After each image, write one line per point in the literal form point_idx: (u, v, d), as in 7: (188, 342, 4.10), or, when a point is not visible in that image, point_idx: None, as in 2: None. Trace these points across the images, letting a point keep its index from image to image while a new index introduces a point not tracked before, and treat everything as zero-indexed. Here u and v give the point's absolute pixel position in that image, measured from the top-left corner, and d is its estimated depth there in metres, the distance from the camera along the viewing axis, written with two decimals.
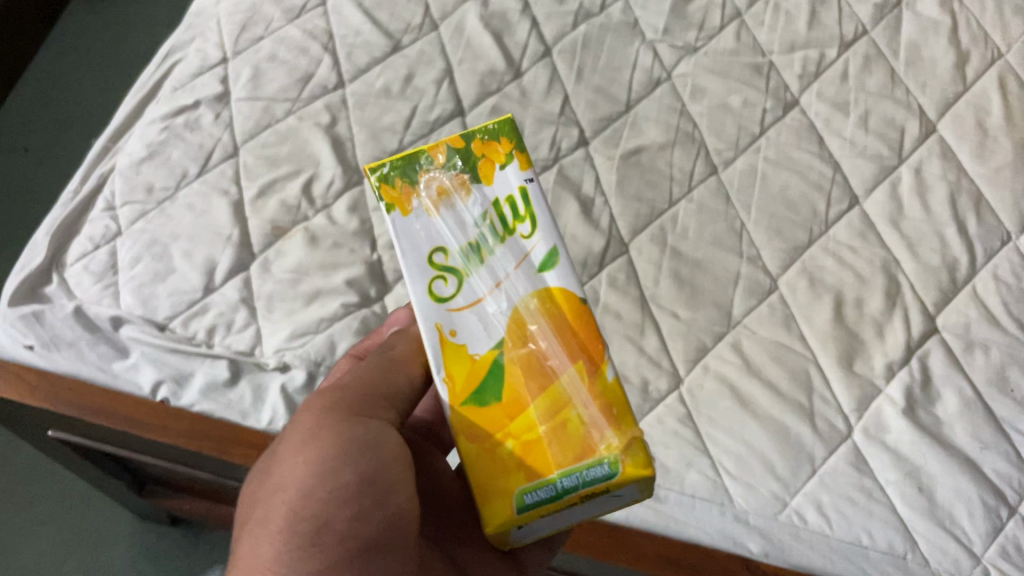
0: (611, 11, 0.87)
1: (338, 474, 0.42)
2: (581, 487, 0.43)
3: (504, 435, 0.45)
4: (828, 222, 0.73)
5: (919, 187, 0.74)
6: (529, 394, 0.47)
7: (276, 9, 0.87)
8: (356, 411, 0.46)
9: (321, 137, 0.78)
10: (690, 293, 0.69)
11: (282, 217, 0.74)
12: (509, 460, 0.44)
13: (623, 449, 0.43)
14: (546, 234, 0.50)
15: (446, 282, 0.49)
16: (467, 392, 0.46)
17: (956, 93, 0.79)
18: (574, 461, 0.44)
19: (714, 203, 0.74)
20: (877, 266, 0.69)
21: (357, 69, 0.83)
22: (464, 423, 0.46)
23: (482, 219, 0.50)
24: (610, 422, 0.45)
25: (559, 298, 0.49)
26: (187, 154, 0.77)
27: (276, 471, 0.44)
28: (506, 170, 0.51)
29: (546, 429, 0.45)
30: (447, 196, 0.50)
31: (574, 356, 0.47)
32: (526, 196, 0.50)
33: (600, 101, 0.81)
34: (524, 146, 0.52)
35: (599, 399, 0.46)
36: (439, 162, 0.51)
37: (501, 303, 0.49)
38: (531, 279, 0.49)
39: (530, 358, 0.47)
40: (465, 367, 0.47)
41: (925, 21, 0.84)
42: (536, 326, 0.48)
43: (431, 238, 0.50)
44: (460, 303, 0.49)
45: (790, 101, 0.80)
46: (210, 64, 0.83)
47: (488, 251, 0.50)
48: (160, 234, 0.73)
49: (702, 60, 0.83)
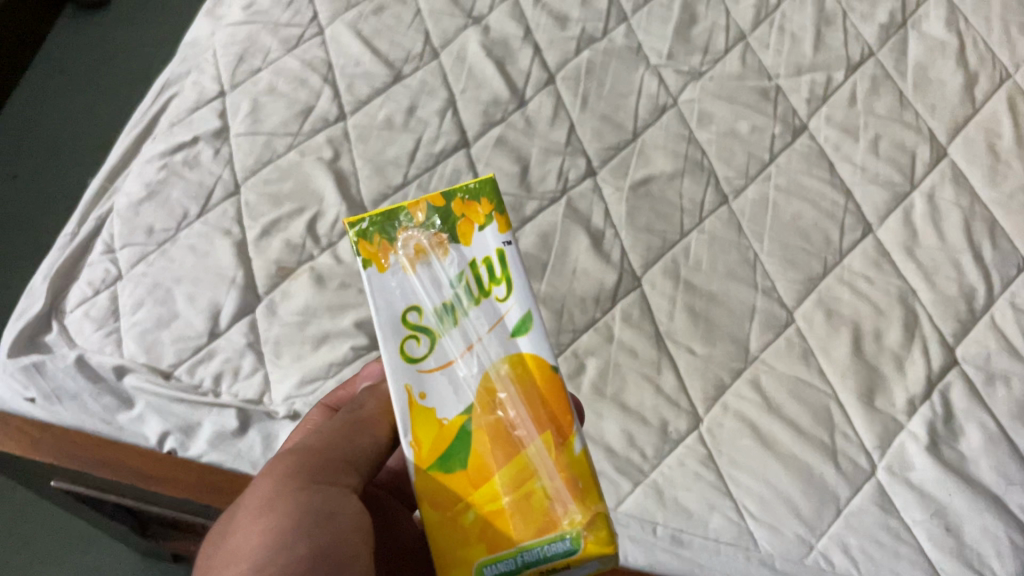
0: (614, 36, 0.86)
1: (291, 547, 0.38)
2: (541, 562, 0.42)
3: (468, 503, 0.44)
4: (843, 251, 0.72)
5: (933, 214, 0.73)
6: (495, 461, 0.45)
7: (272, 39, 0.85)
8: (317, 479, 0.43)
9: (324, 173, 0.76)
10: (706, 328, 0.68)
11: (287, 256, 0.72)
12: (471, 531, 0.43)
13: (585, 524, 0.43)
14: (520, 298, 0.48)
15: (418, 342, 0.48)
16: (433, 457, 0.45)
17: (966, 116, 0.78)
18: (536, 534, 0.43)
19: (726, 233, 0.73)
20: (894, 297, 0.69)
21: (358, 100, 0.81)
22: (428, 490, 0.44)
23: (458, 280, 0.49)
24: (574, 496, 0.44)
25: (530, 365, 0.47)
26: (187, 194, 0.75)
27: (227, 545, 0.39)
28: (484, 232, 0.49)
29: (510, 500, 0.44)
30: (424, 254, 0.49)
31: (542, 427, 0.46)
32: (504, 259, 0.49)
33: (607, 129, 0.80)
34: (505, 208, 0.50)
35: (565, 472, 0.45)
36: (418, 220, 0.49)
37: (473, 366, 0.47)
38: (503, 343, 0.48)
39: (498, 426, 0.46)
40: (432, 431, 0.46)
41: (931, 42, 0.83)
42: (506, 394, 0.47)
43: (406, 297, 0.48)
44: (431, 364, 0.47)
45: (798, 126, 0.79)
46: (207, 97, 0.81)
47: (462, 313, 0.48)
48: (163, 276, 0.71)
49: (708, 85, 0.82)
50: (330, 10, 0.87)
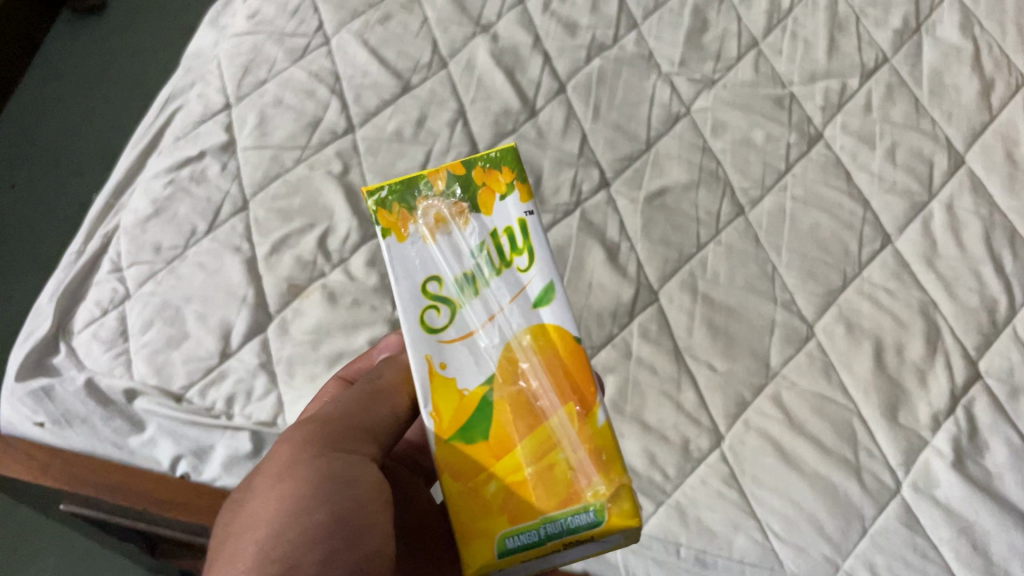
0: (625, 43, 0.85)
1: (310, 513, 0.39)
2: (565, 533, 0.43)
3: (491, 473, 0.45)
4: (862, 263, 0.71)
5: (952, 223, 0.72)
6: (517, 432, 0.46)
7: (278, 50, 0.84)
8: (336, 447, 0.44)
9: (334, 188, 0.75)
10: (726, 343, 0.67)
11: (298, 273, 0.71)
12: (494, 503, 0.44)
13: (609, 497, 0.44)
14: (542, 268, 0.49)
15: (439, 312, 0.49)
16: (455, 428, 0.46)
17: (983, 123, 0.78)
18: (559, 506, 0.44)
19: (743, 245, 0.72)
20: (915, 309, 0.68)
21: (366, 112, 0.80)
22: (450, 460, 0.45)
23: (479, 250, 0.50)
24: (597, 469, 0.45)
25: (553, 336, 0.48)
26: (195, 210, 0.74)
27: (247, 508, 0.41)
28: (505, 202, 0.51)
29: (533, 472, 0.45)
30: (445, 223, 0.50)
31: (565, 398, 0.47)
32: (525, 229, 0.50)
33: (620, 139, 0.79)
34: (526, 177, 0.51)
35: (588, 445, 0.46)
36: (438, 188, 0.51)
37: (493, 336, 0.48)
38: (525, 313, 0.49)
39: (520, 397, 0.47)
40: (453, 402, 0.47)
41: (946, 47, 0.82)
42: (528, 365, 0.48)
43: (426, 266, 0.50)
44: (452, 334, 0.48)
45: (814, 134, 0.78)
46: (213, 110, 0.80)
47: (483, 283, 0.49)
48: (172, 295, 0.70)
49: (722, 93, 0.81)
50: (336, 19, 0.86)
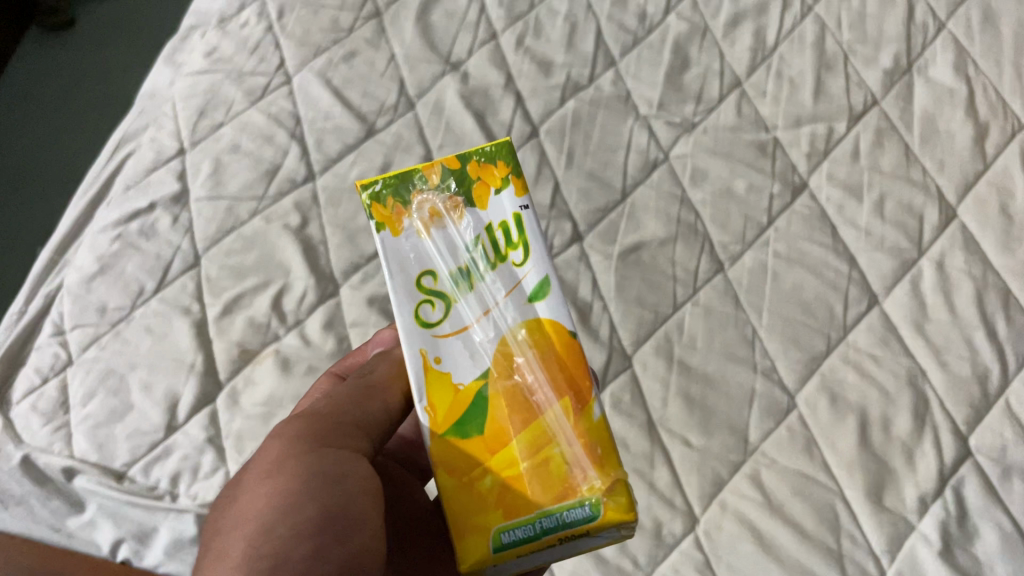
0: (601, 83, 0.80)
1: (298, 511, 0.40)
2: (561, 528, 0.43)
3: (486, 468, 0.45)
4: (847, 326, 0.67)
5: (943, 284, 0.68)
6: (512, 426, 0.46)
7: (236, 90, 0.80)
8: (325, 441, 0.45)
9: (290, 242, 0.71)
10: (703, 417, 0.64)
11: (250, 337, 0.67)
12: (489, 497, 0.44)
13: (606, 491, 0.43)
14: (538, 263, 0.49)
15: (433, 307, 0.48)
16: (449, 422, 0.46)
17: (976, 172, 0.73)
18: (555, 501, 0.43)
19: (723, 306, 0.68)
20: (903, 380, 0.64)
21: (328, 158, 0.76)
22: (444, 455, 0.45)
23: (474, 244, 0.50)
24: (593, 462, 0.45)
25: (548, 329, 0.48)
26: (143, 267, 0.70)
27: (237, 506, 0.42)
28: (501, 195, 0.50)
29: (529, 466, 0.45)
30: (439, 218, 0.50)
31: (560, 393, 0.47)
32: (520, 223, 0.50)
33: (595, 189, 0.75)
34: (521, 171, 0.51)
35: (584, 438, 0.45)
36: (432, 182, 0.51)
37: (489, 331, 0.48)
38: (520, 308, 0.49)
39: (515, 391, 0.47)
40: (448, 396, 0.46)
41: (939, 89, 0.78)
42: (523, 359, 0.47)
43: (421, 261, 0.49)
44: (447, 329, 0.48)
45: (798, 184, 0.74)
46: (166, 157, 0.76)
47: (478, 277, 0.49)
48: (116, 362, 0.66)
49: (702, 139, 0.76)
50: (299, 56, 0.82)
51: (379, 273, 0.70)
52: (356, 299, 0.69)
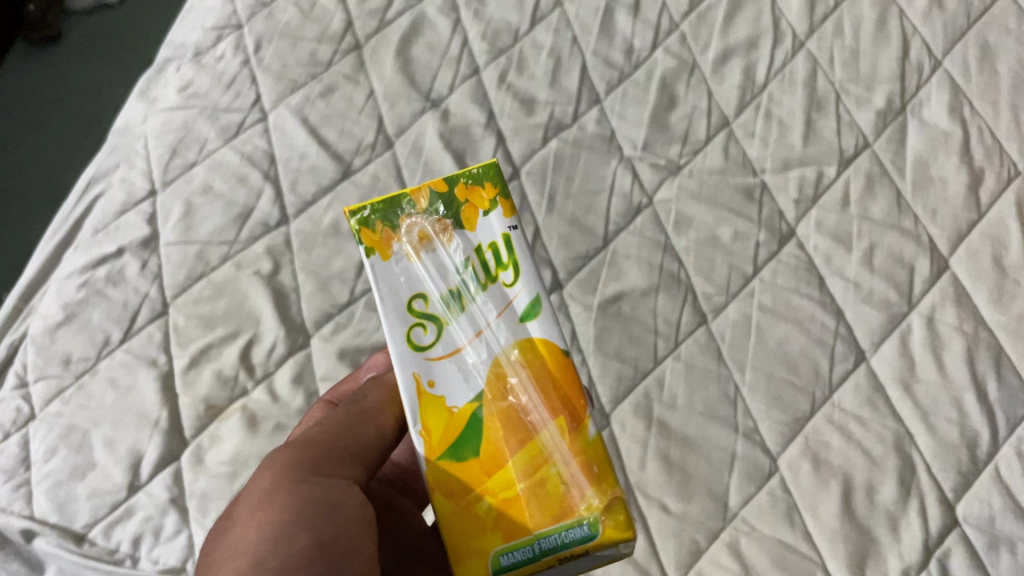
0: (585, 121, 0.78)
1: (292, 540, 0.40)
2: (561, 548, 0.44)
3: (481, 491, 0.46)
4: (832, 385, 0.65)
5: (932, 341, 0.66)
6: (508, 448, 0.47)
7: (210, 127, 0.77)
8: (317, 472, 0.46)
9: (260, 291, 0.69)
10: (681, 481, 0.62)
11: (216, 392, 0.66)
12: (487, 519, 0.45)
13: (604, 509, 0.45)
14: (528, 282, 0.51)
15: (425, 330, 0.50)
16: (443, 446, 0.47)
17: (970, 222, 0.71)
18: (553, 521, 0.45)
19: (705, 361, 0.66)
20: (889, 444, 0.62)
21: (302, 200, 0.74)
22: (440, 478, 0.46)
23: (464, 266, 0.51)
24: (589, 481, 0.46)
25: (541, 349, 0.50)
26: (109, 316, 0.68)
27: (228, 540, 0.42)
28: (489, 217, 0.52)
29: (526, 487, 0.46)
30: (429, 241, 0.52)
31: (555, 412, 0.48)
32: (509, 243, 0.52)
33: (576, 235, 0.72)
34: (508, 193, 0.53)
35: (580, 457, 0.47)
36: (421, 206, 0.52)
37: (481, 352, 0.50)
38: (512, 328, 0.50)
39: (509, 412, 0.48)
40: (442, 420, 0.48)
41: (933, 132, 0.75)
42: (517, 380, 0.49)
43: (412, 284, 0.51)
44: (440, 351, 0.50)
45: (785, 231, 0.72)
46: (136, 198, 0.74)
47: (469, 299, 0.51)
48: (79, 417, 0.64)
49: (687, 183, 0.74)
50: (275, 91, 0.80)
51: (351, 324, 0.68)
52: (327, 352, 0.67)
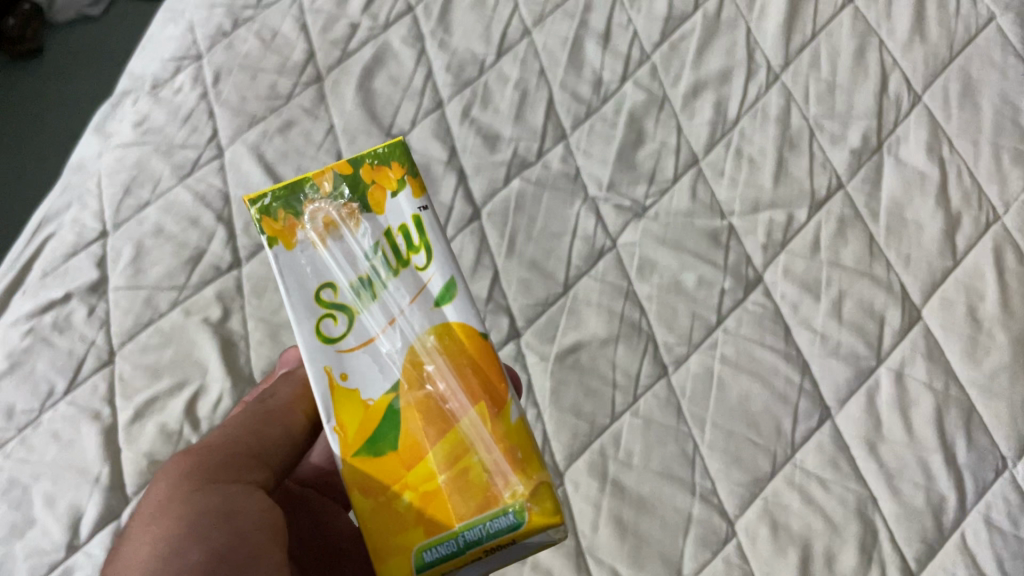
0: (549, 159, 0.76)
1: (183, 557, 0.38)
2: (486, 539, 0.42)
3: (402, 486, 0.43)
4: (795, 445, 0.62)
5: (899, 399, 0.63)
6: (427, 439, 0.44)
7: (164, 164, 0.75)
8: (218, 477, 0.43)
9: (208, 339, 0.68)
10: (634, 545, 0.59)
11: (160, 447, 0.64)
12: (408, 515, 0.42)
13: (529, 495, 0.42)
14: (442, 265, 0.47)
15: (336, 321, 0.46)
16: (359, 442, 0.44)
17: (945, 269, 0.68)
18: (477, 511, 0.42)
19: (663, 417, 0.64)
20: (850, 509, 0.60)
21: (256, 242, 0.73)
22: (358, 475, 0.43)
23: (374, 251, 0.47)
24: (514, 468, 0.43)
25: (458, 333, 0.46)
26: (54, 366, 0.67)
27: (120, 557, 0.40)
28: (398, 198, 0.48)
29: (447, 478, 0.43)
30: (335, 227, 0.47)
31: (475, 398, 0.45)
32: (420, 225, 0.48)
33: (535, 280, 0.70)
34: (417, 171, 0.49)
35: (503, 443, 0.44)
36: (325, 190, 0.48)
37: (396, 342, 0.46)
38: (427, 314, 0.46)
39: (427, 401, 0.45)
40: (357, 414, 0.44)
41: (909, 173, 0.72)
42: (434, 366, 0.45)
43: (319, 273, 0.47)
44: (352, 343, 0.46)
45: (752, 278, 0.69)
46: (86, 240, 0.72)
47: (380, 286, 0.47)
48: (20, 472, 0.63)
49: (652, 226, 0.72)
50: (232, 126, 0.78)
51: None
52: None
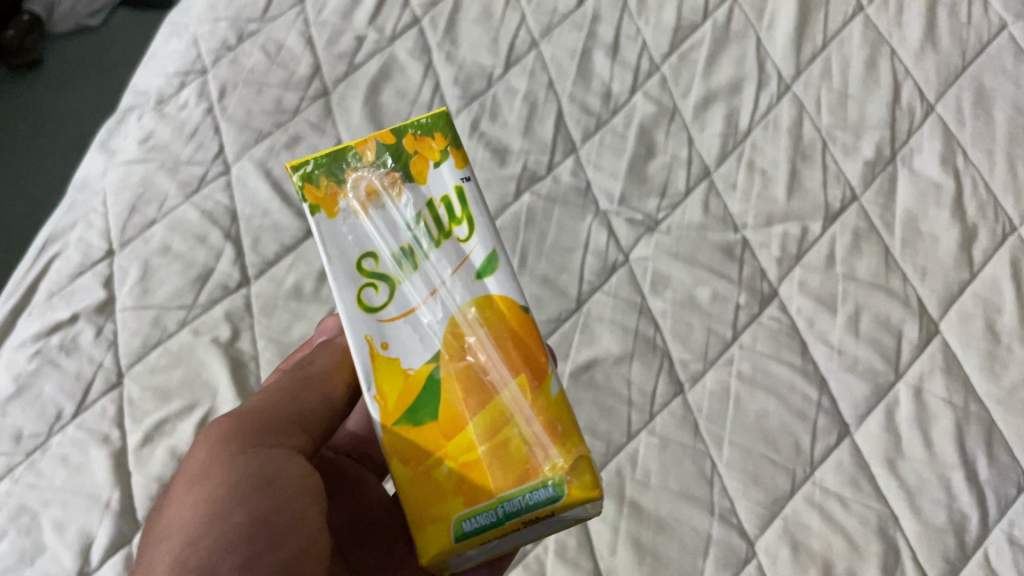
0: (560, 172, 0.75)
1: (227, 516, 0.40)
2: (525, 511, 0.42)
3: (441, 456, 0.44)
4: (814, 462, 0.62)
5: (919, 415, 0.63)
6: (468, 410, 0.45)
7: (170, 182, 0.74)
8: (258, 442, 0.44)
9: (217, 360, 0.68)
10: (653, 566, 0.59)
11: (170, 471, 0.63)
12: (448, 484, 0.43)
13: (568, 469, 0.42)
14: (484, 237, 0.48)
15: (377, 290, 0.47)
16: (400, 411, 0.45)
17: (962, 282, 0.68)
18: (516, 483, 0.43)
19: (680, 435, 0.63)
20: (872, 528, 0.59)
21: (264, 261, 0.72)
22: (399, 445, 0.44)
23: (415, 222, 0.48)
24: (554, 441, 0.43)
25: (500, 306, 0.47)
26: (62, 389, 0.66)
27: (165, 517, 0.41)
28: (440, 168, 0.49)
29: (487, 449, 0.44)
30: (377, 196, 0.49)
31: (516, 369, 0.45)
32: (462, 196, 0.48)
33: (548, 296, 0.69)
34: (460, 142, 0.50)
35: (543, 415, 0.44)
36: (368, 160, 0.49)
37: (436, 312, 0.47)
38: (467, 286, 0.47)
39: (468, 372, 0.46)
40: (398, 383, 0.46)
41: (923, 184, 0.72)
42: (474, 338, 0.46)
43: (361, 242, 0.48)
44: (393, 312, 0.47)
45: (767, 292, 0.68)
46: (93, 259, 0.71)
47: (422, 257, 0.48)
48: (29, 498, 0.62)
49: (664, 241, 0.71)
50: (238, 142, 0.77)
51: None
52: None
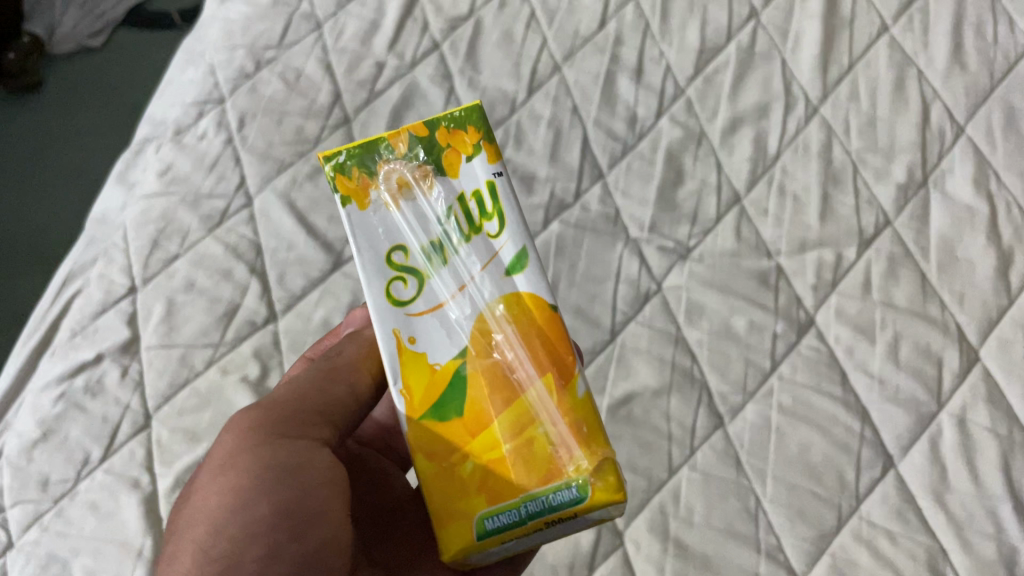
0: (588, 199, 0.74)
1: (252, 507, 0.41)
2: (548, 512, 0.41)
3: (466, 452, 0.43)
4: (860, 496, 0.61)
5: (964, 446, 0.62)
6: (493, 407, 0.44)
7: (192, 216, 0.73)
8: (285, 429, 0.44)
9: (247, 400, 0.66)
10: None
11: None
12: (472, 480, 0.43)
13: (593, 471, 0.42)
14: (514, 233, 0.47)
15: (406, 284, 0.47)
16: (425, 406, 0.44)
17: (1000, 308, 0.67)
18: (540, 483, 0.42)
19: (722, 470, 0.62)
20: (921, 563, 0.58)
21: (291, 295, 0.71)
22: (422, 439, 0.44)
23: (446, 215, 0.47)
24: (579, 441, 0.43)
25: (528, 304, 0.46)
26: (89, 433, 0.64)
27: (193, 498, 0.42)
28: (472, 163, 0.48)
29: (511, 447, 0.43)
30: (408, 188, 0.48)
31: (542, 369, 0.45)
32: (494, 191, 0.47)
33: (581, 327, 0.68)
34: (493, 136, 0.48)
35: (568, 416, 0.44)
36: (400, 152, 0.48)
37: (464, 308, 0.46)
38: (497, 283, 0.46)
39: (494, 369, 0.45)
40: (424, 378, 0.45)
41: (957, 208, 0.71)
42: (502, 335, 0.46)
43: (391, 236, 0.47)
44: (421, 307, 0.46)
45: (804, 320, 0.67)
46: (115, 296, 0.69)
47: (452, 251, 0.47)
48: (58, 547, 0.61)
49: (698, 269, 0.70)
50: (260, 172, 0.75)
51: None
52: None
